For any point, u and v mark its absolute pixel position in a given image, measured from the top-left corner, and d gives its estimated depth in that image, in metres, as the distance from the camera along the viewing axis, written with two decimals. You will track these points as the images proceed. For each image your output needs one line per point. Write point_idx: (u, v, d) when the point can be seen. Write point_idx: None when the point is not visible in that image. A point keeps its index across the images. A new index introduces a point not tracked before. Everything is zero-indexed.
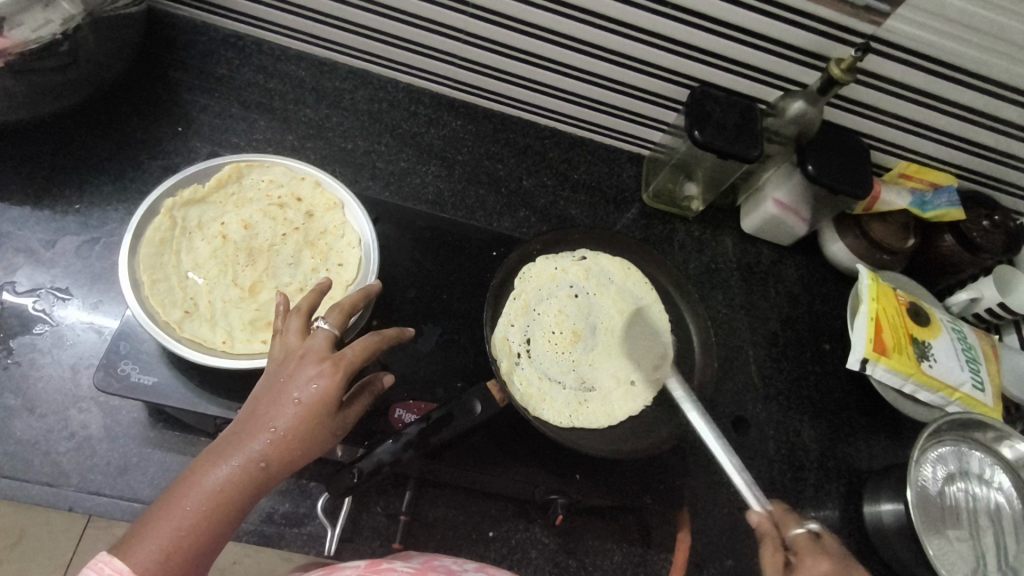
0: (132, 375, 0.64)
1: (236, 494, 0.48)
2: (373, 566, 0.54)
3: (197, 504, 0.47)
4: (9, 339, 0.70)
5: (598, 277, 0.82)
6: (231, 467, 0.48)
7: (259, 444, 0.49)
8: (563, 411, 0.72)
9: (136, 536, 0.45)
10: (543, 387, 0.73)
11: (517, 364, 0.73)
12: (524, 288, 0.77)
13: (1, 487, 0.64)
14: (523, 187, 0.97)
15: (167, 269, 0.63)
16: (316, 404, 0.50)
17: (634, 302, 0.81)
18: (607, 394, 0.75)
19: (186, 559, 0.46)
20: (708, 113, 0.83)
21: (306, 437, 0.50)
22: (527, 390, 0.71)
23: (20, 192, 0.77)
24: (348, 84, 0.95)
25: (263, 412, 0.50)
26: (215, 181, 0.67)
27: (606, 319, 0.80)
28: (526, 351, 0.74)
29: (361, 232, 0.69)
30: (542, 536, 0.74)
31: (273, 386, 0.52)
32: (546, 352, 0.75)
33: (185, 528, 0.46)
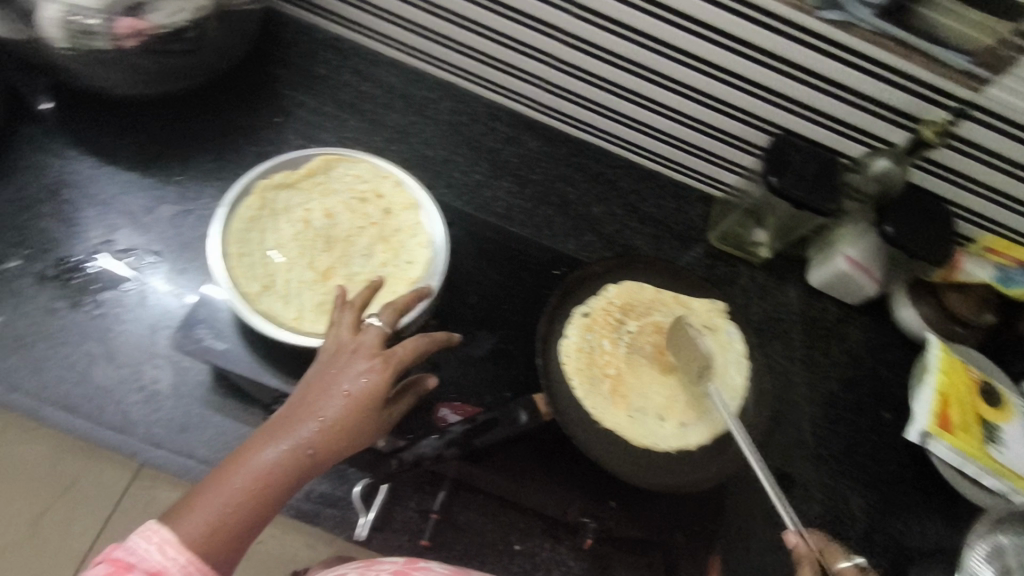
0: (206, 340, 0.69)
1: (282, 477, 0.51)
2: (411, 564, 0.57)
3: (245, 483, 0.50)
4: (102, 292, 0.76)
5: (676, 303, 0.77)
6: (281, 451, 0.51)
7: (307, 431, 0.53)
8: (644, 433, 0.68)
9: (185, 509, 0.48)
10: (651, 420, 0.69)
11: (593, 382, 0.70)
12: (569, 323, 0.72)
13: (77, 426, 0.69)
14: (591, 213, 0.99)
15: (251, 244, 0.66)
16: (364, 397, 0.55)
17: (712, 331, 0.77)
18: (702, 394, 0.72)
19: (229, 535, 0.49)
20: (787, 161, 0.83)
21: (353, 427, 0.54)
22: (635, 429, 0.68)
23: (131, 161, 0.84)
24: (435, 95, 0.99)
25: (314, 400, 0.54)
26: (306, 169, 0.71)
27: (655, 318, 0.75)
28: (613, 389, 0.70)
29: (433, 234, 0.71)
30: (568, 558, 0.73)
31: (325, 376, 0.56)
32: (627, 381, 0.71)
33: (232, 504, 0.49)
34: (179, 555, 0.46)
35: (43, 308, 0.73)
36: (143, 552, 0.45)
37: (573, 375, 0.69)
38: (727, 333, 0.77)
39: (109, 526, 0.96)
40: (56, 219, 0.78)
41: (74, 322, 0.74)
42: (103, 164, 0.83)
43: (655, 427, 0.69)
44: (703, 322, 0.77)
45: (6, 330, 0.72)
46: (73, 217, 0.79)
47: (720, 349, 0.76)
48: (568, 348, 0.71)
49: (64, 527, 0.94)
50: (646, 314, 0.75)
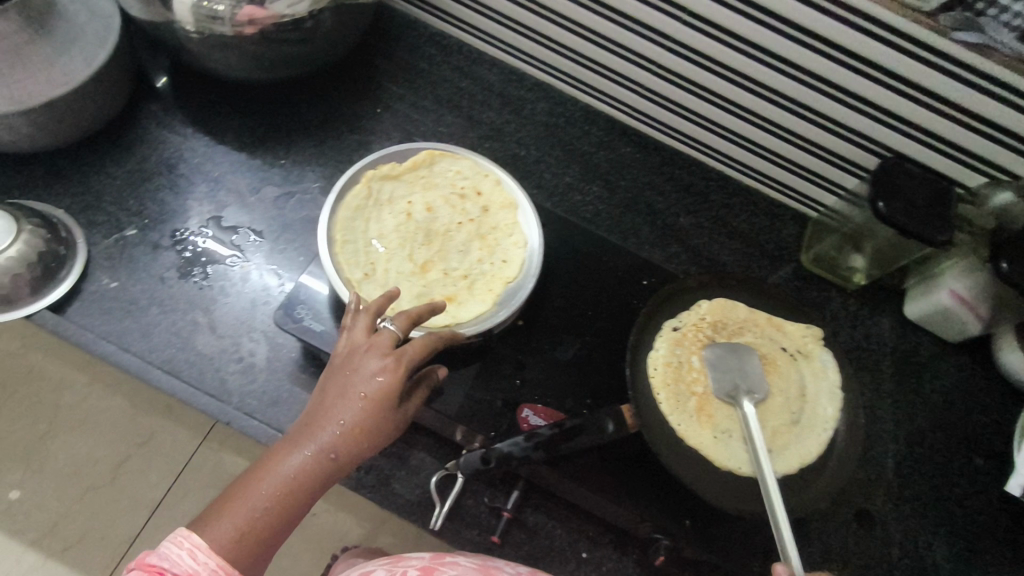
0: (305, 320, 0.71)
1: (307, 479, 0.54)
2: (437, 558, 0.61)
3: (271, 488, 0.53)
4: (208, 265, 0.79)
5: (771, 326, 0.74)
6: (303, 457, 0.54)
7: (327, 436, 0.55)
8: (727, 455, 0.67)
9: (214, 516, 0.52)
10: (735, 444, 0.67)
11: (681, 398, 0.69)
12: (658, 336, 0.71)
13: (178, 389, 0.73)
14: (679, 224, 0.97)
15: (356, 232, 0.68)
16: (378, 399, 0.56)
17: (804, 359, 0.73)
18: (789, 422, 0.70)
19: (259, 537, 0.52)
20: (898, 187, 0.79)
21: (371, 428, 0.56)
22: (719, 450, 0.67)
23: (241, 141, 0.88)
24: (532, 95, 1.00)
25: (333, 405, 0.56)
26: (411, 163, 0.73)
27: (746, 339, 0.73)
28: (699, 408, 0.68)
29: (530, 236, 0.71)
30: (634, 572, 0.72)
31: (341, 380, 0.57)
32: (713, 400, 0.69)
33: (260, 508, 0.53)
34: (209, 559, 0.49)
35: (156, 276, 0.78)
36: (175, 558, 0.47)
37: (658, 389, 0.68)
38: (821, 360, 0.73)
39: (180, 478, 1.05)
40: (171, 192, 0.83)
41: (183, 292, 0.78)
42: (216, 143, 0.87)
43: (739, 451, 0.67)
44: (795, 347, 0.74)
45: (121, 294, 0.76)
46: (186, 191, 0.83)
47: (812, 376, 0.73)
48: (655, 361, 0.70)
49: (142, 474, 1.05)
50: (737, 333, 0.73)
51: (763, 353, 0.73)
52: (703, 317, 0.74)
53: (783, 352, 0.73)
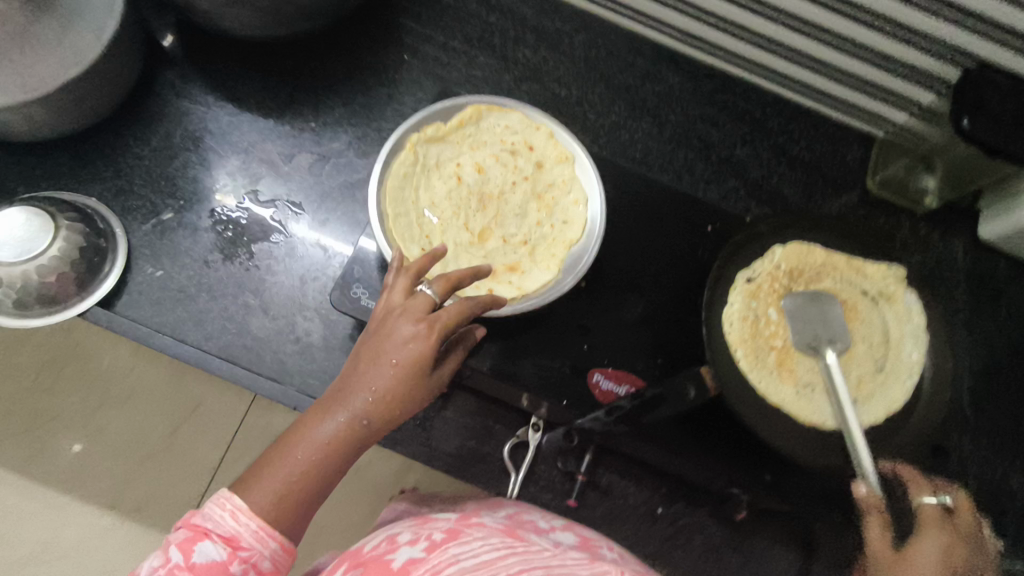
0: (362, 300, 0.68)
1: (342, 447, 0.51)
2: (464, 520, 0.58)
3: (307, 454, 0.50)
4: (252, 244, 0.76)
5: (852, 270, 0.70)
6: (337, 422, 0.51)
7: (360, 401, 0.52)
8: (809, 410, 0.64)
9: (251, 479, 0.49)
10: (819, 397, 0.65)
11: (759, 354, 0.66)
12: (732, 290, 0.68)
13: (242, 377, 0.71)
14: (735, 156, 0.90)
15: (407, 203, 0.64)
16: (410, 362, 0.52)
17: (886, 302, 0.69)
18: (873, 370, 0.67)
19: (295, 504, 0.49)
20: (986, 100, 0.71)
21: (406, 394, 0.53)
22: (803, 405, 0.64)
23: (266, 105, 0.82)
24: (568, 27, 0.92)
25: (366, 370, 0.53)
26: (457, 120, 0.67)
27: (825, 286, 0.69)
28: (779, 362, 0.66)
29: (590, 192, 0.66)
30: (709, 523, 0.73)
31: (375, 345, 0.54)
32: (794, 354, 0.66)
33: (296, 474, 0.49)
34: (250, 521, 0.46)
35: (200, 260, 0.75)
36: (219, 518, 0.46)
37: (737, 347, 0.65)
38: (905, 301, 0.69)
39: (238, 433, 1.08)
40: (202, 168, 0.78)
41: (230, 274, 0.75)
42: (240, 111, 0.82)
43: (823, 404, 0.65)
44: (877, 290, 0.70)
45: (169, 282, 0.73)
46: (217, 166, 0.79)
47: (895, 320, 0.69)
48: (732, 317, 0.66)
49: (201, 436, 1.06)
50: (815, 280, 0.69)
51: (842, 300, 0.69)
52: (779, 265, 0.69)
53: (863, 297, 0.70)
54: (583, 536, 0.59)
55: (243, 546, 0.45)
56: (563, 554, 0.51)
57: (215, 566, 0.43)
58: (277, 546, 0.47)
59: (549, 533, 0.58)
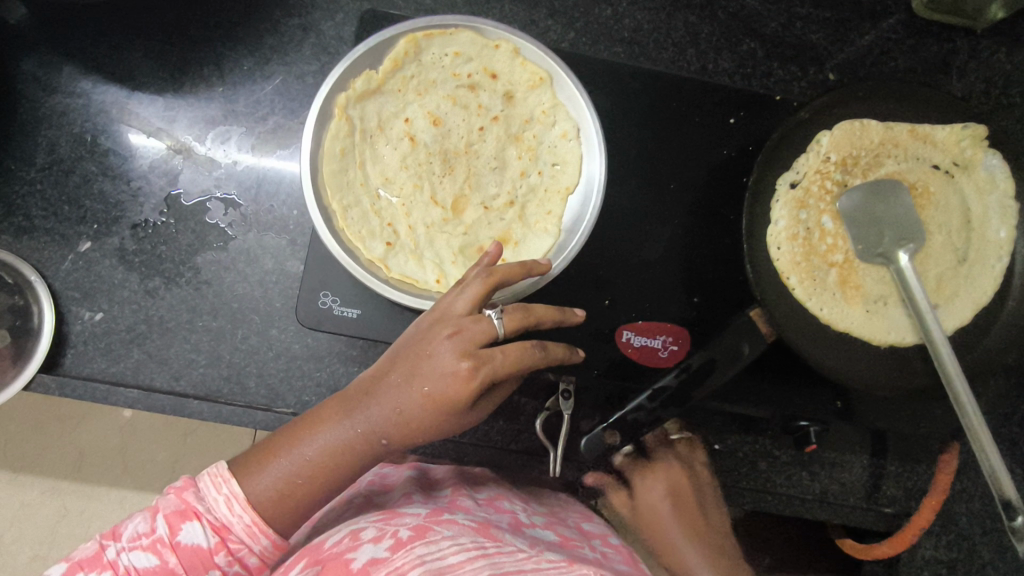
0: (334, 309, 0.56)
1: (352, 459, 0.46)
2: (434, 515, 0.49)
3: (316, 455, 0.46)
4: (194, 257, 0.64)
5: (918, 144, 0.56)
6: (351, 431, 0.46)
7: (379, 418, 0.45)
8: (883, 329, 0.54)
9: (261, 460, 0.46)
10: (895, 311, 0.54)
11: (817, 273, 0.54)
12: (775, 203, 0.55)
13: (229, 413, 0.62)
14: (747, 7, 0.72)
15: (355, 189, 0.50)
16: (443, 402, 0.44)
17: (964, 175, 0.56)
18: (955, 262, 0.55)
19: (294, 505, 0.46)
20: None
21: (429, 429, 0.45)
22: (876, 326, 0.54)
23: (158, 77, 0.66)
24: None
25: (396, 383, 0.45)
26: (390, 61, 0.50)
27: (886, 171, 0.55)
28: (842, 281, 0.54)
29: (580, 118, 0.51)
30: (775, 448, 0.66)
31: (413, 354, 0.46)
32: (859, 267, 0.54)
33: (301, 476, 0.46)
34: (244, 513, 0.45)
35: (140, 290, 0.63)
36: (212, 500, 0.45)
37: (790, 274, 0.54)
38: (986, 166, 0.55)
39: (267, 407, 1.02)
40: (107, 177, 0.64)
41: (180, 298, 0.64)
42: (129, 92, 0.65)
43: (900, 318, 0.54)
44: (951, 160, 0.56)
45: (114, 324, 0.63)
46: (125, 169, 0.65)
47: (977, 194, 0.56)
48: (778, 238, 0.54)
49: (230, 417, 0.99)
50: (875, 166, 0.55)
51: (909, 184, 0.56)
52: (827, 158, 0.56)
53: (935, 173, 0.56)
54: (563, 535, 0.54)
55: (233, 538, 0.45)
56: (539, 556, 0.44)
57: (200, 552, 0.43)
58: (268, 543, 0.46)
59: (528, 529, 0.52)
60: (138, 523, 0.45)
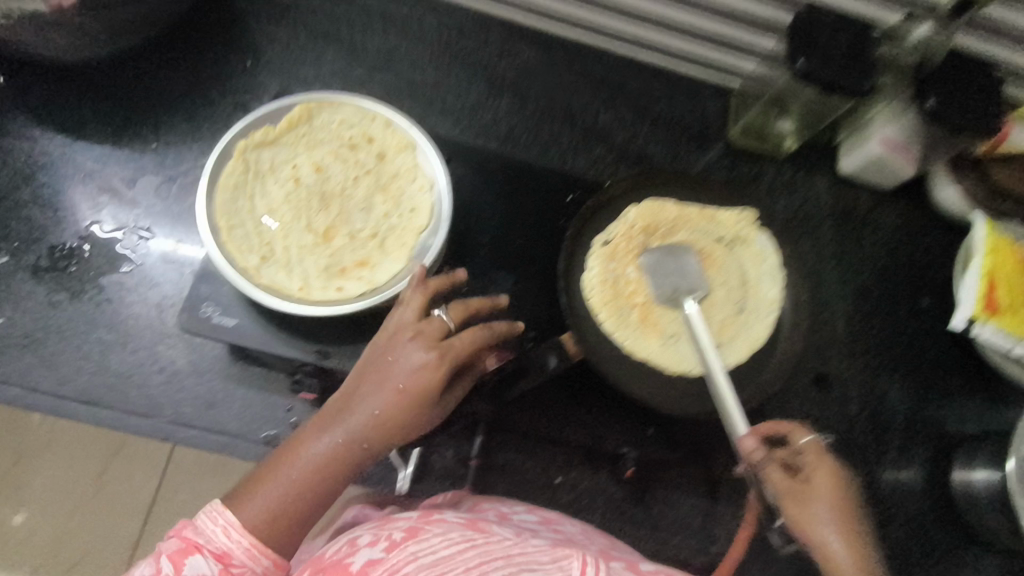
0: (214, 317, 0.65)
1: (337, 466, 0.52)
2: (426, 516, 0.50)
3: (303, 472, 0.51)
4: (100, 277, 0.73)
5: (708, 219, 0.71)
6: (335, 442, 0.52)
7: (358, 423, 0.52)
8: (674, 360, 0.66)
9: (247, 491, 0.51)
10: (683, 346, 0.67)
11: (623, 312, 0.67)
12: (589, 256, 0.69)
13: (106, 417, 0.69)
14: (599, 123, 0.91)
15: (242, 214, 0.62)
16: (414, 390, 0.53)
17: (742, 248, 0.71)
18: (734, 311, 0.69)
19: (289, 523, 0.50)
20: (817, 39, 0.75)
21: (405, 421, 0.53)
22: (667, 356, 0.66)
23: (101, 131, 0.78)
24: (416, 12, 0.90)
25: (368, 389, 0.54)
26: (286, 121, 0.64)
27: (680, 238, 0.70)
28: (643, 319, 0.67)
29: (434, 176, 0.65)
30: (610, 484, 0.75)
31: (379, 364, 0.55)
32: (657, 310, 0.67)
33: (291, 494, 0.50)
34: (242, 537, 0.48)
35: (44, 302, 0.71)
36: (210, 533, 0.48)
37: (599, 311, 0.67)
38: (759, 243, 0.71)
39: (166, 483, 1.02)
40: (37, 206, 0.74)
41: (79, 312, 0.71)
42: (72, 140, 0.77)
43: (688, 351, 0.66)
44: (732, 234, 0.71)
45: (13, 330, 0.70)
46: (55, 200, 0.75)
47: (752, 262, 0.70)
48: (591, 283, 0.68)
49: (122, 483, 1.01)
50: (670, 234, 0.70)
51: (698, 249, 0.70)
52: (634, 224, 0.70)
53: (719, 242, 0.71)
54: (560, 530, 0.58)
55: (235, 562, 0.48)
56: (526, 543, 0.47)
57: None
58: (269, 563, 0.49)
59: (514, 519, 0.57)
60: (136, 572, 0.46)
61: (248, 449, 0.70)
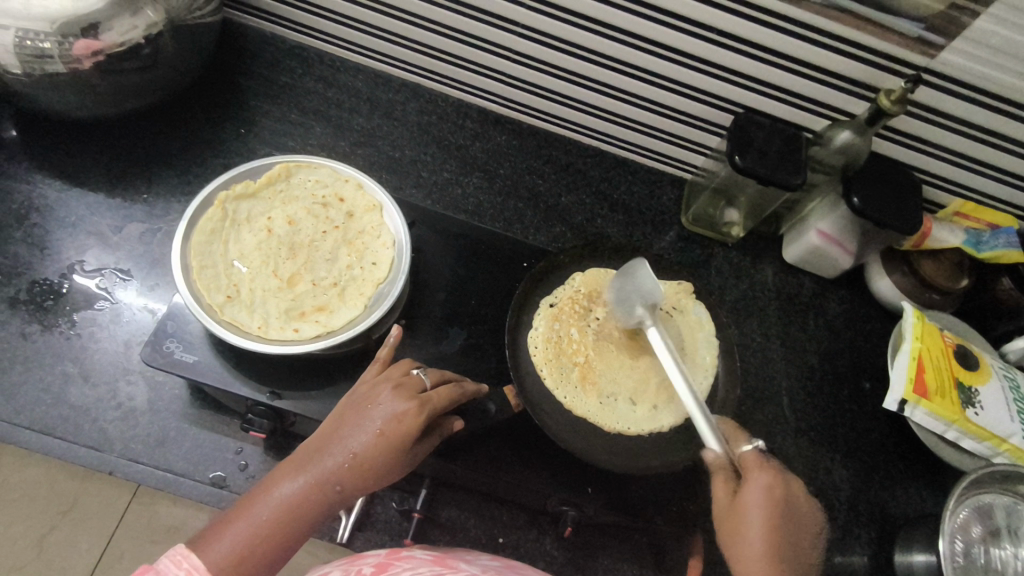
0: (175, 353, 0.68)
1: (306, 508, 0.53)
2: (394, 554, 0.57)
3: (271, 513, 0.52)
4: (73, 313, 0.77)
5: None
6: (306, 483, 0.53)
7: (333, 465, 0.54)
8: (612, 416, 0.70)
9: (211, 534, 0.50)
10: (620, 405, 0.71)
11: (565, 368, 0.72)
12: (537, 314, 0.75)
13: (55, 447, 0.70)
14: (561, 204, 0.99)
15: (214, 256, 0.67)
16: (391, 437, 0.55)
17: (679, 317, 0.77)
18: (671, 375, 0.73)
19: (253, 566, 0.49)
20: (750, 139, 0.83)
21: (380, 465, 0.55)
22: (605, 413, 0.70)
23: (97, 181, 0.85)
24: (401, 97, 1.00)
25: (344, 434, 0.56)
26: (266, 178, 0.71)
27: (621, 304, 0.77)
28: (583, 377, 0.72)
29: (396, 234, 0.71)
30: (552, 547, 0.75)
31: (356, 412, 0.57)
32: (598, 371, 0.72)
33: (259, 536, 0.50)
34: None
35: (17, 333, 0.75)
36: None
37: (542, 365, 0.71)
38: (695, 314, 0.78)
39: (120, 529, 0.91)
40: (26, 244, 0.79)
41: (49, 344, 0.75)
42: (69, 187, 0.84)
43: (624, 411, 0.71)
44: (671, 304, 0.78)
45: None
46: (42, 240, 0.80)
47: (689, 330, 0.77)
48: (536, 338, 0.73)
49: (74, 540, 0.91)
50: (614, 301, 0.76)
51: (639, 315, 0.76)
52: (579, 289, 0.77)
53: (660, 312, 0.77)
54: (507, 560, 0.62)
55: None
56: None
57: None
58: None
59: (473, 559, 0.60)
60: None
61: (191, 489, 0.71)
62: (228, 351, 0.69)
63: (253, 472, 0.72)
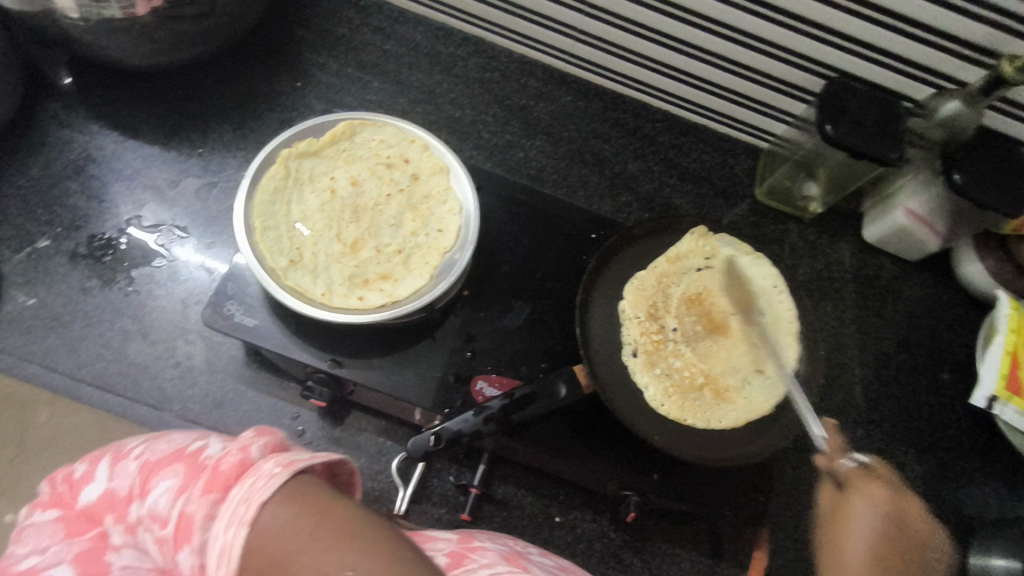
0: (235, 316, 0.66)
1: None
2: (465, 542, 0.54)
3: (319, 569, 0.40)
4: (132, 269, 0.75)
5: (681, 267, 0.72)
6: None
7: None
8: (758, 400, 0.67)
9: (298, 513, 0.42)
10: (758, 384, 0.68)
11: (693, 395, 0.67)
12: (634, 377, 0.67)
13: (115, 404, 0.70)
14: (628, 170, 0.94)
15: (277, 218, 0.64)
16: None
17: (718, 266, 0.72)
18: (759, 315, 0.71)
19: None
20: (845, 108, 0.76)
21: None
22: (756, 405, 0.67)
23: (153, 133, 0.82)
24: (462, 51, 0.94)
25: None
26: (329, 136, 0.68)
27: (676, 294, 0.71)
28: (716, 393, 0.67)
29: (464, 201, 0.67)
30: (609, 530, 0.73)
31: None
32: (719, 375, 0.68)
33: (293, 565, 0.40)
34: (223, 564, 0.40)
35: (77, 287, 0.74)
36: (216, 534, 0.41)
37: (684, 416, 0.66)
38: (722, 246, 0.73)
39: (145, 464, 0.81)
40: (84, 197, 0.78)
41: (108, 300, 0.74)
42: (125, 139, 0.81)
43: (761, 386, 0.68)
44: (701, 257, 0.73)
45: (41, 310, 0.73)
46: (100, 192, 0.79)
47: (736, 267, 0.72)
48: (656, 400, 0.66)
49: None
50: (668, 303, 0.70)
51: (694, 291, 0.71)
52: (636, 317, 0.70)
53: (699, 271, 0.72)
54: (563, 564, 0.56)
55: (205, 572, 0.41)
56: None
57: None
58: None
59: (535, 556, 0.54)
60: (161, 492, 0.44)
61: None
62: (288, 318, 0.67)
63: (309, 438, 0.71)
